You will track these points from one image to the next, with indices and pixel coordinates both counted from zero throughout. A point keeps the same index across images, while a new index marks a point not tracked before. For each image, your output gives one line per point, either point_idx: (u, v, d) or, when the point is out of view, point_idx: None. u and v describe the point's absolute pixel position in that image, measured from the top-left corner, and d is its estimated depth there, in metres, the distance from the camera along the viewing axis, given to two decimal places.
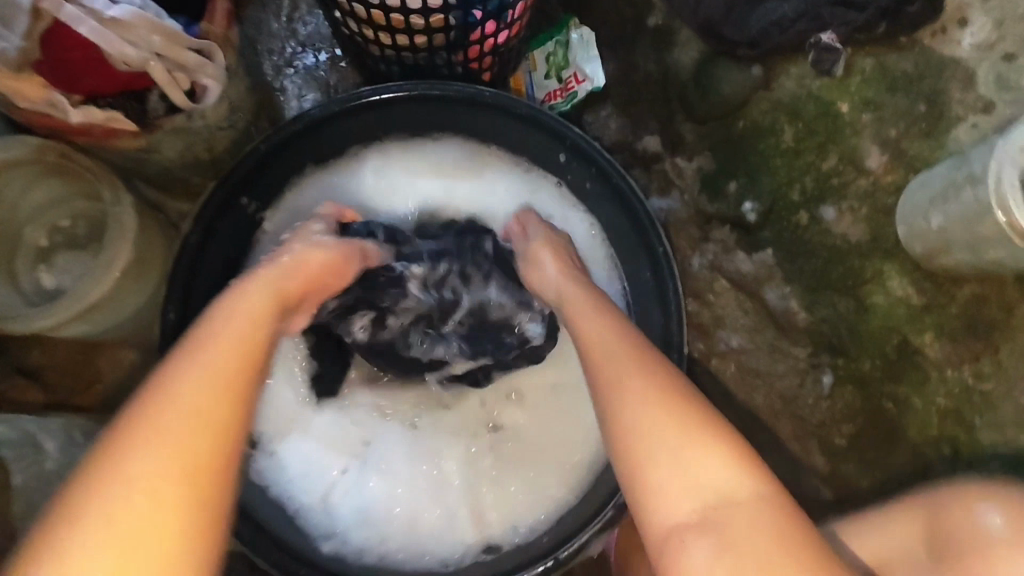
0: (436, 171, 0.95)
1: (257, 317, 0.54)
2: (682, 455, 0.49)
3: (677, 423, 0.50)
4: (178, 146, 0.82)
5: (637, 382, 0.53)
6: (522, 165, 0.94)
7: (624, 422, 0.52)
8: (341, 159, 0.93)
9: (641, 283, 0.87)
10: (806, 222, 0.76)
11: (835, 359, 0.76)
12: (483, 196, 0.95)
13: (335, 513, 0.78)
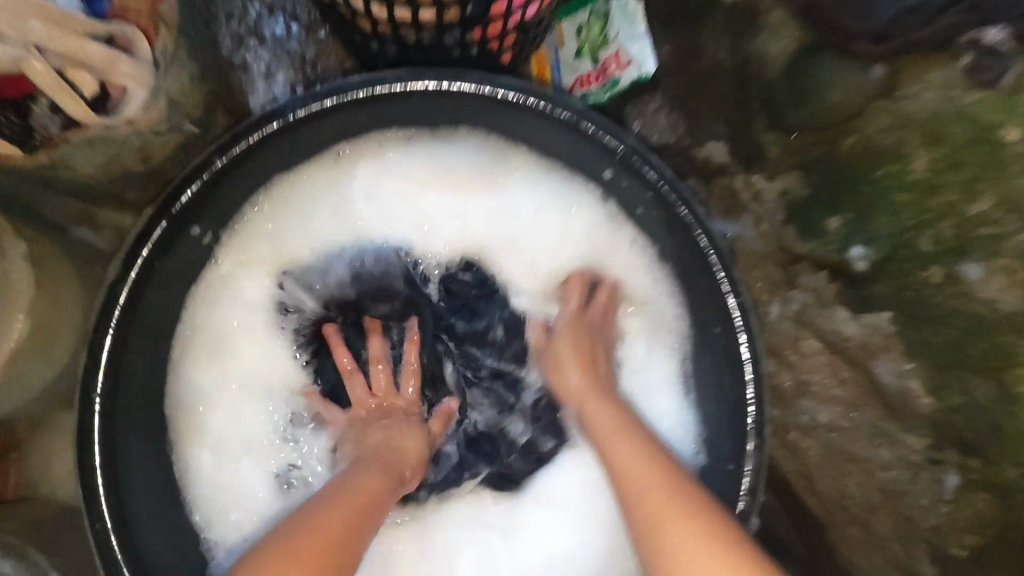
0: (442, 181, 0.72)
1: (354, 497, 0.55)
2: (659, 520, 0.50)
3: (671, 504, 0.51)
4: (98, 161, 0.61)
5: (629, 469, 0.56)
6: (556, 174, 0.72)
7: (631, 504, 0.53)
8: (316, 164, 0.70)
9: (710, 338, 0.69)
10: (938, 280, 0.57)
11: (965, 458, 0.59)
12: (502, 215, 0.74)
13: None
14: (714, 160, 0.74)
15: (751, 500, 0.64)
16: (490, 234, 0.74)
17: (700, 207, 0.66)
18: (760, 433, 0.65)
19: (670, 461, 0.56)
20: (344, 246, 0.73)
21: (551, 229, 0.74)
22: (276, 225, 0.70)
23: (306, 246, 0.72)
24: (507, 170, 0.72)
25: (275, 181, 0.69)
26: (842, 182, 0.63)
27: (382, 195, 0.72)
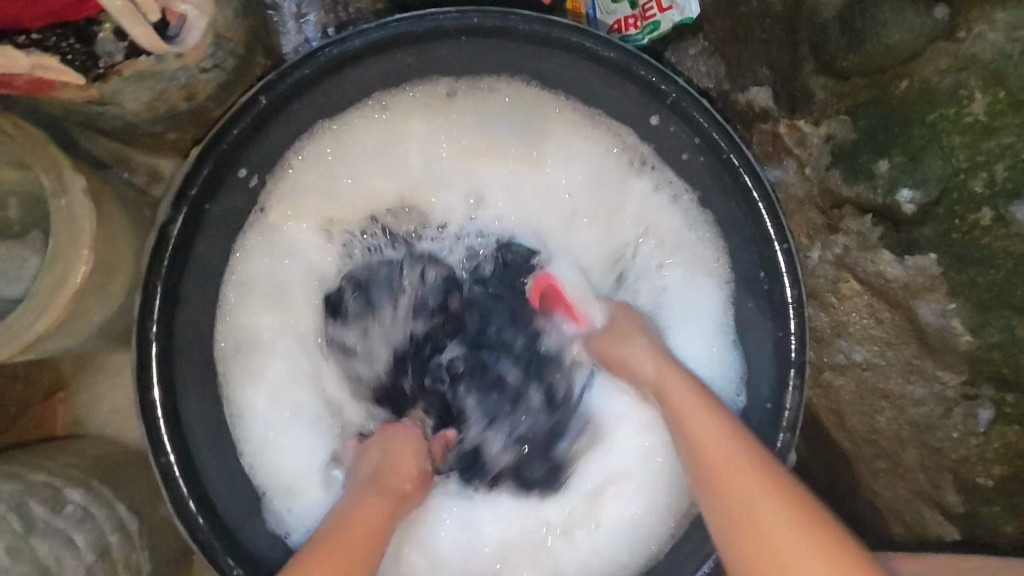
0: (491, 142, 0.72)
1: (357, 527, 0.56)
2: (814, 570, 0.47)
3: (785, 517, 0.50)
4: (145, 97, 0.59)
5: (754, 490, 0.52)
6: (607, 134, 0.71)
7: (749, 527, 0.51)
8: (365, 117, 0.69)
9: (752, 283, 0.69)
10: (988, 222, 0.60)
11: (1001, 392, 0.63)
12: (550, 181, 0.73)
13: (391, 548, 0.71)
14: (756, 106, 0.74)
15: (790, 437, 0.66)
16: (536, 199, 0.74)
17: (749, 152, 0.66)
18: (802, 374, 0.66)
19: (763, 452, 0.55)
20: (385, 196, 0.72)
21: (600, 193, 0.73)
22: (321, 180, 0.69)
23: (350, 202, 0.71)
24: (558, 131, 0.72)
25: (323, 127, 0.68)
26: (895, 126, 0.63)
27: (422, 145, 0.71)
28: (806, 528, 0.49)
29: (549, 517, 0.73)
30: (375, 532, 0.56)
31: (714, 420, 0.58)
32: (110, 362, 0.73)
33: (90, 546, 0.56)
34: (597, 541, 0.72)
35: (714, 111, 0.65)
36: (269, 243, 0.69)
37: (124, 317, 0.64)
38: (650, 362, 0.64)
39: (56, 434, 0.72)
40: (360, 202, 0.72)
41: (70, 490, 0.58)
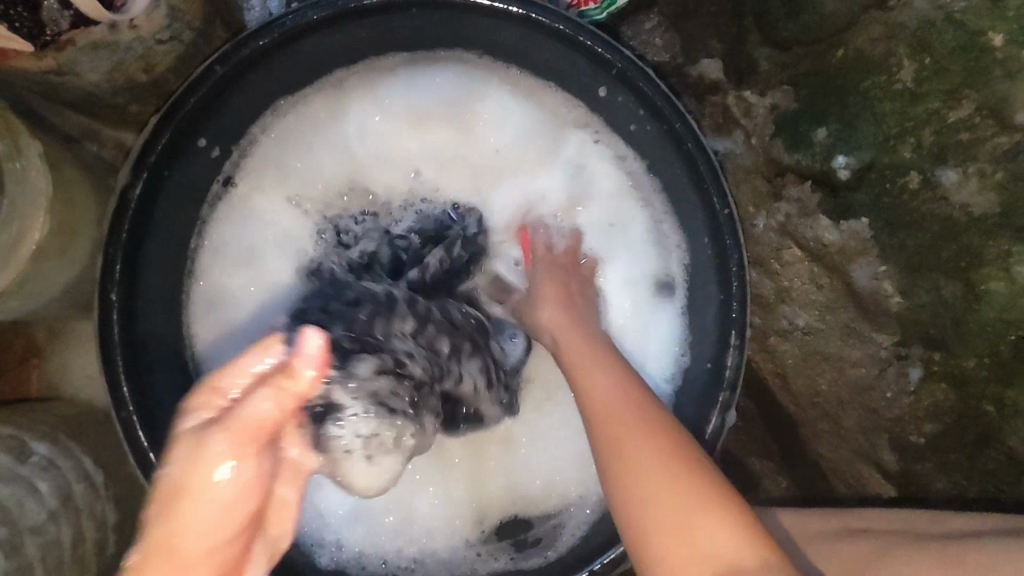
0: (429, 111, 0.75)
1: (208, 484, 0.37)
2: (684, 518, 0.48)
3: (636, 412, 0.56)
4: (103, 68, 0.61)
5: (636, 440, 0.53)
6: (545, 97, 0.75)
7: (628, 477, 0.52)
8: (313, 90, 0.73)
9: (699, 250, 0.71)
10: (916, 184, 0.61)
11: (929, 351, 0.65)
12: (487, 145, 0.76)
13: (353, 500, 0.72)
14: (708, 78, 0.76)
15: (731, 395, 0.68)
16: (481, 167, 0.76)
17: (693, 120, 0.67)
18: (743, 334, 0.67)
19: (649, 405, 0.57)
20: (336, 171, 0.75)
21: (537, 155, 0.76)
22: (274, 151, 0.74)
23: (301, 168, 0.74)
24: (495, 97, 0.75)
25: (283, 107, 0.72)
26: (834, 93, 0.64)
27: (374, 122, 0.75)
28: (652, 427, 0.54)
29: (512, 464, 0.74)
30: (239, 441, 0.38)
31: (609, 376, 0.60)
32: (81, 328, 0.76)
33: (53, 493, 0.59)
34: (536, 473, 0.74)
35: (659, 81, 0.66)
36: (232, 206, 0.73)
37: (89, 281, 0.67)
38: (553, 312, 0.69)
39: (31, 396, 0.75)
40: (308, 170, 0.75)
41: (36, 443, 0.62)
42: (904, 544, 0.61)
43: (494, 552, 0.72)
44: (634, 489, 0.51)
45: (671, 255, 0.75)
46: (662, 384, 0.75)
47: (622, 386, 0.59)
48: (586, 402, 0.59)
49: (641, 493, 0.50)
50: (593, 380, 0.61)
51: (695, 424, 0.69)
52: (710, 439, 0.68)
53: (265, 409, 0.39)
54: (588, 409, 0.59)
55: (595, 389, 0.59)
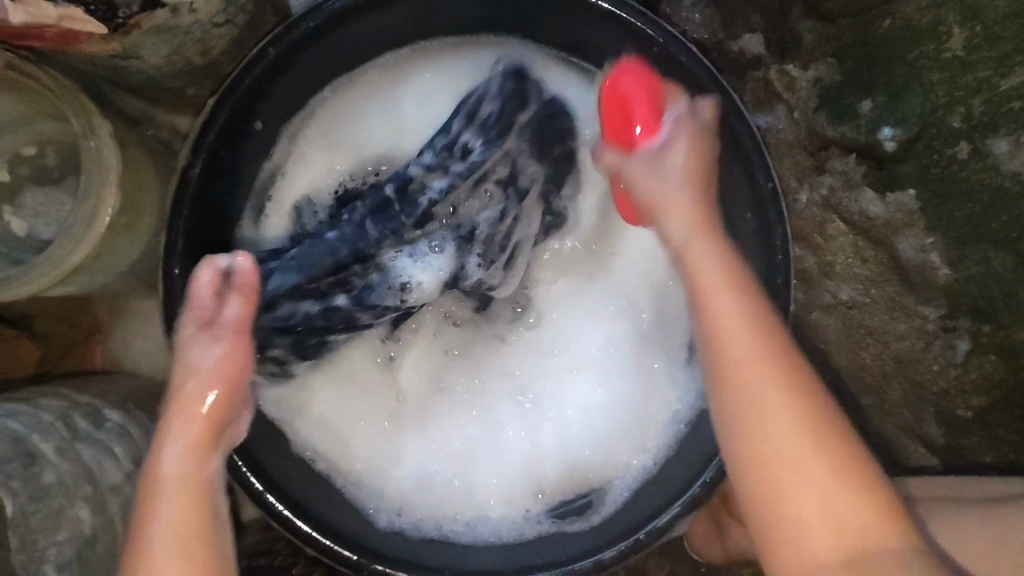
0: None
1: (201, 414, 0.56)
2: (793, 435, 0.51)
3: (782, 413, 0.52)
4: (163, 51, 0.64)
5: (746, 359, 0.54)
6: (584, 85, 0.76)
7: (725, 372, 0.54)
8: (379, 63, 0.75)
9: (740, 224, 0.71)
10: (966, 154, 0.60)
11: (977, 324, 0.64)
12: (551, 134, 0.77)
13: (402, 465, 0.76)
14: (749, 53, 0.75)
15: None
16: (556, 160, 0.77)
17: (736, 94, 0.67)
18: (786, 309, 0.68)
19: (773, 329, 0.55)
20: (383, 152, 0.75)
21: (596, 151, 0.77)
22: (344, 119, 0.76)
23: (373, 134, 0.76)
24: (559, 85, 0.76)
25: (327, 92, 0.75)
26: (880, 63, 0.63)
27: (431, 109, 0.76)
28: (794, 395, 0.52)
29: (543, 439, 0.77)
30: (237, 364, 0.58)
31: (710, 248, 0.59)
32: (142, 303, 0.80)
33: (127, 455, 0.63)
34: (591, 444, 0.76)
35: (702, 56, 0.66)
36: (308, 160, 0.75)
37: (151, 258, 0.70)
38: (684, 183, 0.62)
39: (96, 367, 0.79)
40: (376, 137, 0.76)
41: (109, 409, 0.65)
42: (945, 512, 0.61)
43: (537, 516, 0.74)
44: (747, 405, 0.53)
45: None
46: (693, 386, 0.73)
47: (778, 393, 0.52)
48: (698, 302, 0.57)
49: (789, 495, 0.50)
50: (715, 313, 0.56)
51: None
52: None
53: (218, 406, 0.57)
54: (704, 335, 0.56)
55: (751, 388, 0.53)
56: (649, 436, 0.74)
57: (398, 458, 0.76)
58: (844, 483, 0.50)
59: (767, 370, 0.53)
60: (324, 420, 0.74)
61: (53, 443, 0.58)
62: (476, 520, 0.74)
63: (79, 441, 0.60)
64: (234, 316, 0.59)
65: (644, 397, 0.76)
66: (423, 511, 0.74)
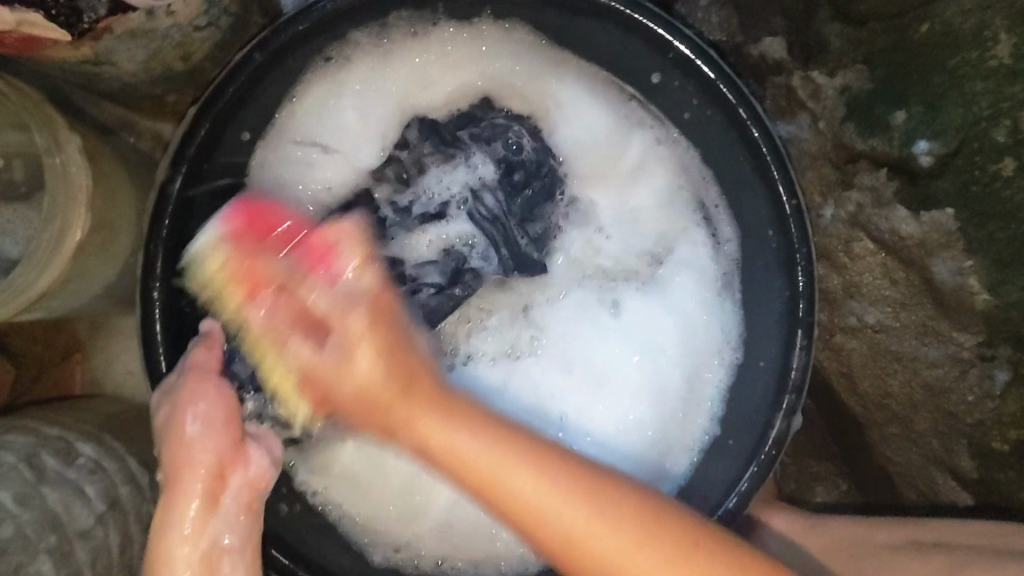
0: (494, 91, 0.69)
1: (196, 485, 0.53)
2: (555, 510, 0.49)
3: (475, 452, 0.51)
4: (139, 56, 0.59)
5: (514, 479, 0.50)
6: (591, 89, 0.69)
7: (450, 467, 0.52)
8: (372, 53, 0.65)
9: (761, 243, 0.66)
10: (1012, 170, 0.56)
11: (1018, 353, 0.60)
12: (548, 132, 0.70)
13: (419, 509, 0.68)
14: (769, 58, 0.71)
15: (797, 398, 0.64)
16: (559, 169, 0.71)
17: (758, 104, 0.62)
18: (809, 334, 0.63)
19: (515, 437, 0.52)
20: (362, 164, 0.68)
21: (601, 163, 0.71)
22: (324, 111, 0.66)
23: (354, 127, 0.67)
24: (560, 77, 0.69)
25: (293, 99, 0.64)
26: (917, 68, 0.59)
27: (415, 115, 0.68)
28: (503, 439, 0.52)
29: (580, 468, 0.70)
30: (230, 427, 0.55)
31: (466, 435, 0.52)
32: (122, 323, 0.75)
33: (99, 497, 0.58)
34: None
35: (721, 62, 0.62)
36: (283, 158, 0.65)
37: (128, 279, 0.65)
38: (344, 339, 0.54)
39: (75, 393, 0.74)
40: (360, 132, 0.67)
41: (81, 444, 0.61)
42: (979, 560, 0.56)
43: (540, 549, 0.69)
44: (520, 518, 0.50)
45: (719, 245, 0.69)
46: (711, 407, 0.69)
47: (468, 432, 0.52)
48: (441, 462, 0.52)
49: (531, 522, 0.50)
50: (439, 449, 0.52)
51: (759, 425, 0.65)
52: (775, 441, 0.64)
53: (210, 477, 0.54)
54: (478, 456, 0.51)
55: (422, 424, 0.53)
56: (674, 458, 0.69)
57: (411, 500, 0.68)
58: (638, 546, 0.49)
59: (435, 411, 0.53)
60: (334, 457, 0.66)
61: (16, 488, 0.54)
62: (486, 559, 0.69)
63: (45, 485, 0.56)
64: (201, 363, 0.56)
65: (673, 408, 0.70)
66: (429, 547, 0.68)
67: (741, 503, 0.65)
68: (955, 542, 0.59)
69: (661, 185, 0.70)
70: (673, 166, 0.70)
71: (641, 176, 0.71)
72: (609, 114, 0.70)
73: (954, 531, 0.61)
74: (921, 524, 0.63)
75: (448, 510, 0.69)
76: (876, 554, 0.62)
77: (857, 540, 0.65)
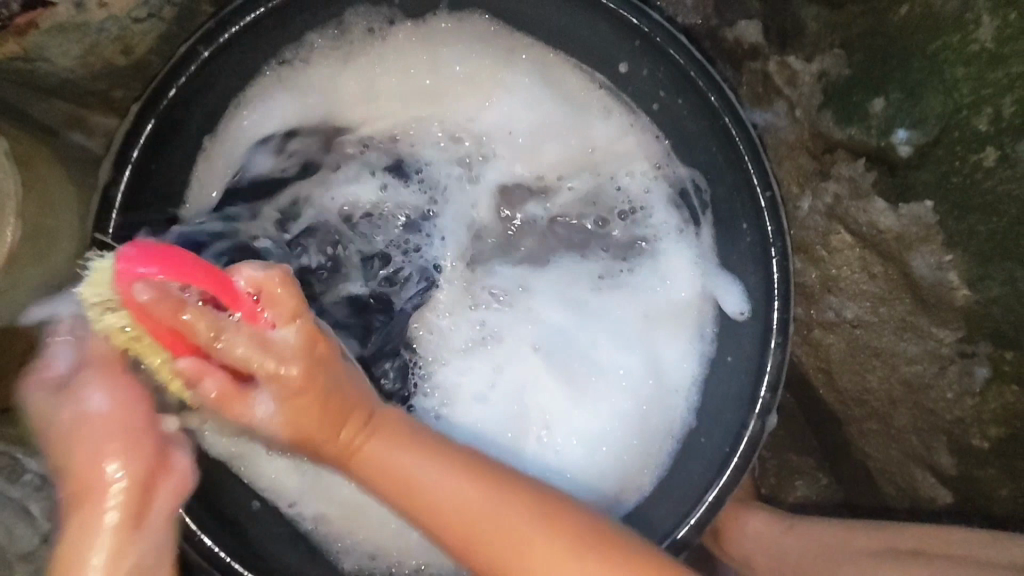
0: (446, 82, 0.66)
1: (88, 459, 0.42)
2: (525, 557, 0.49)
3: (458, 492, 0.50)
4: (75, 51, 0.56)
5: (519, 522, 0.50)
6: (551, 76, 0.66)
7: (404, 488, 0.50)
8: (327, 54, 0.63)
9: (734, 236, 0.63)
10: (993, 163, 0.53)
11: (999, 350, 0.59)
12: (497, 120, 0.67)
13: (415, 524, 0.66)
14: (745, 43, 0.67)
15: (772, 397, 0.62)
16: (501, 160, 0.69)
17: (731, 93, 0.59)
18: (785, 332, 0.61)
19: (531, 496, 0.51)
20: (315, 155, 0.66)
21: (560, 150, 0.68)
22: (271, 114, 0.63)
23: (291, 129, 0.64)
24: (513, 72, 0.66)
25: (242, 102, 0.62)
26: (894, 54, 0.56)
27: (376, 104, 0.66)
28: (433, 447, 0.51)
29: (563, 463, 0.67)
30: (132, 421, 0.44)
31: (430, 465, 0.50)
32: None
33: (44, 514, 0.57)
34: (606, 474, 0.66)
35: (694, 49, 0.59)
36: (217, 166, 0.63)
37: None
38: (285, 331, 0.46)
39: None
40: (299, 143, 0.65)
41: (27, 459, 0.59)
42: None
43: None
44: (494, 541, 0.49)
45: (698, 234, 0.66)
46: (688, 409, 0.66)
47: (450, 462, 0.51)
48: (390, 492, 0.50)
49: (523, 563, 0.49)
50: (380, 465, 0.50)
51: (733, 426, 0.63)
52: (750, 441, 0.61)
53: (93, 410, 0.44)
54: (445, 492, 0.50)
55: (403, 465, 0.50)
56: (652, 458, 0.66)
57: (388, 516, 0.66)
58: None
59: (395, 433, 0.51)
60: (314, 495, 0.65)
61: None
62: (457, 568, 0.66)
63: None
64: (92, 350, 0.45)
65: (648, 405, 0.67)
66: (405, 556, 0.66)
67: (736, 477, 0.61)
68: (929, 550, 0.58)
69: (621, 176, 0.68)
70: (640, 155, 0.67)
71: (603, 165, 0.68)
72: (567, 101, 0.67)
73: (927, 538, 0.59)
74: (900, 528, 0.62)
75: None
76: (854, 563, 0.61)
77: (836, 545, 0.64)
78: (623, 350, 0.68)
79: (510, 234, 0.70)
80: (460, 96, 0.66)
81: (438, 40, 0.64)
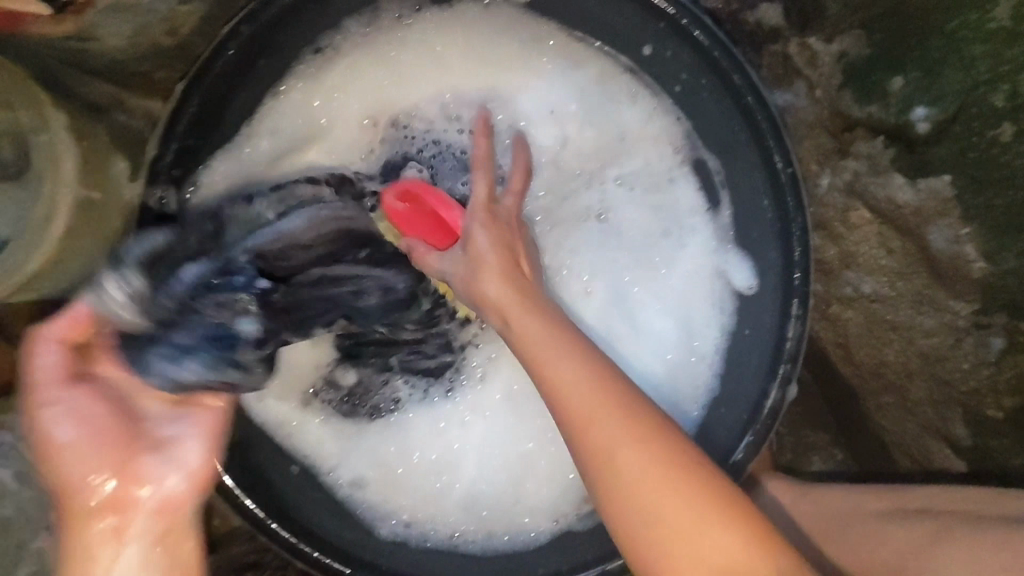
0: (478, 65, 0.68)
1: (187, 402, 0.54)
2: (659, 505, 0.43)
3: (588, 380, 0.47)
4: (125, 32, 0.59)
5: (637, 465, 0.44)
6: (581, 60, 0.68)
7: (542, 375, 0.49)
8: (361, 38, 0.65)
9: (755, 212, 0.65)
10: (1009, 138, 0.53)
11: (1014, 320, 0.58)
12: (528, 102, 0.69)
13: (456, 488, 0.70)
14: (767, 25, 0.69)
15: (792, 367, 0.64)
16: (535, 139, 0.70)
17: (753, 72, 0.61)
18: (804, 305, 0.63)
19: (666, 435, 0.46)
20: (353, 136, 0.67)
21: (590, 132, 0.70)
22: (309, 99, 0.65)
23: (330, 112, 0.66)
24: (541, 57, 0.68)
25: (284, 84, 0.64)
26: (912, 34, 0.57)
27: (409, 86, 0.67)
28: (580, 352, 0.49)
29: None
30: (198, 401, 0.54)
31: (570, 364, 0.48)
32: None
33: None
34: None
35: (716, 29, 0.60)
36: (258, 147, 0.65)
37: None
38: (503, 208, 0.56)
39: None
40: (336, 124, 0.66)
41: None
42: (962, 524, 0.57)
43: (556, 517, 0.69)
44: (613, 477, 0.45)
45: (717, 212, 0.68)
46: (710, 381, 0.68)
47: (599, 372, 0.48)
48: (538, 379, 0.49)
49: (629, 492, 0.44)
50: (545, 368, 0.49)
51: (753, 396, 0.65)
52: (770, 412, 0.65)
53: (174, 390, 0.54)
54: (581, 399, 0.46)
55: (552, 360, 0.48)
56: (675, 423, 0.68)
57: (432, 477, 0.70)
58: (752, 544, 0.43)
59: (561, 338, 0.50)
60: (362, 460, 0.69)
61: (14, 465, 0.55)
62: (493, 532, 0.69)
63: None
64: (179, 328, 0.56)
65: (678, 371, 0.69)
66: (440, 520, 0.69)
67: (756, 443, 0.65)
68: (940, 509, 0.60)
69: (655, 153, 0.69)
70: (669, 135, 0.69)
71: (637, 143, 0.69)
72: (597, 84, 0.69)
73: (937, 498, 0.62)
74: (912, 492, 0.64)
75: (472, 493, 0.70)
76: (870, 528, 0.63)
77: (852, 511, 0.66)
78: (658, 321, 0.70)
79: (570, 204, 0.70)
80: (491, 78, 0.68)
81: (470, 23, 0.66)
